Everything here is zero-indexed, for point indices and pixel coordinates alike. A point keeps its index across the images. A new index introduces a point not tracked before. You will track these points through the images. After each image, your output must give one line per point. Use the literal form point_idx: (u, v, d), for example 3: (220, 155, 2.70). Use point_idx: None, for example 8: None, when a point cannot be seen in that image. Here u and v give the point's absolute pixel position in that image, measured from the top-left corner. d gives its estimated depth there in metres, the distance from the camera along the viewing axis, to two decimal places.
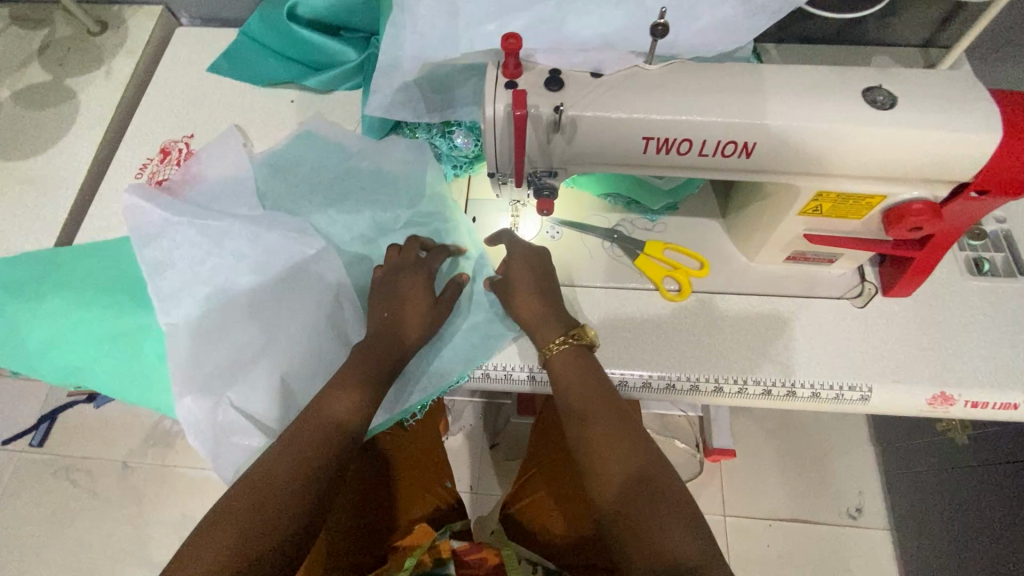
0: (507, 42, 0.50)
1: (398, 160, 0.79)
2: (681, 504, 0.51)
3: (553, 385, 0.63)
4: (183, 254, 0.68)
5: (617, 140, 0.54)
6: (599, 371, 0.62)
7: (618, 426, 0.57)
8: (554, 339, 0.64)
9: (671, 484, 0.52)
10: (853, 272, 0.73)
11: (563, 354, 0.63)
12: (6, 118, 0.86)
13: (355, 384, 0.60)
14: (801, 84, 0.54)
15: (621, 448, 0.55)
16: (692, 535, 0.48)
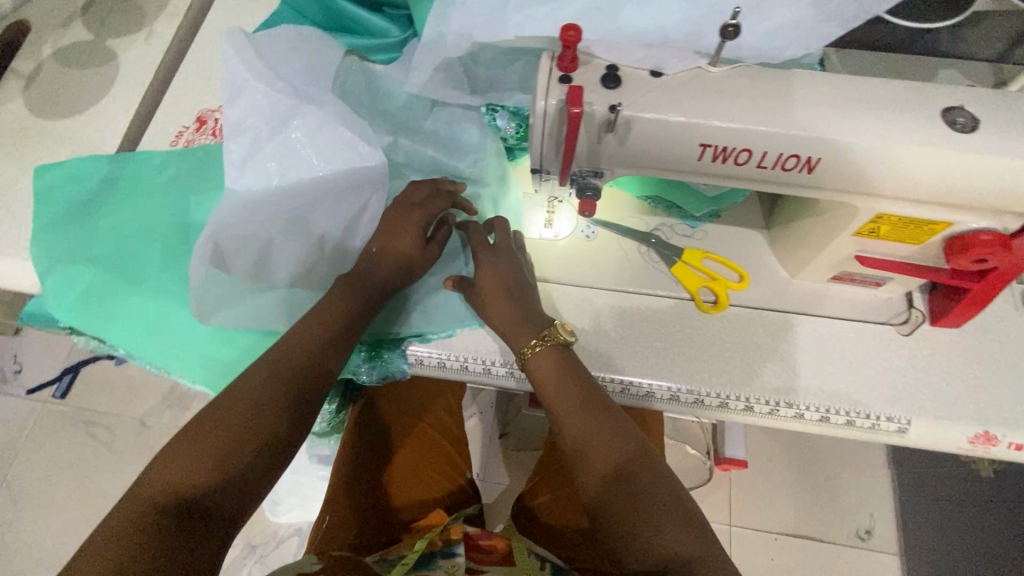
0: (566, 34, 0.48)
1: (470, 129, 0.74)
2: (677, 507, 0.52)
3: (534, 386, 0.62)
4: (256, 125, 0.66)
5: (671, 145, 0.52)
6: (577, 366, 0.61)
7: (605, 424, 0.57)
8: (529, 341, 0.62)
9: (661, 482, 0.54)
10: (900, 297, 0.69)
11: (540, 355, 0.61)
12: (48, 75, 0.86)
13: None
14: (873, 99, 0.51)
15: (607, 445, 0.56)
16: (685, 534, 0.50)
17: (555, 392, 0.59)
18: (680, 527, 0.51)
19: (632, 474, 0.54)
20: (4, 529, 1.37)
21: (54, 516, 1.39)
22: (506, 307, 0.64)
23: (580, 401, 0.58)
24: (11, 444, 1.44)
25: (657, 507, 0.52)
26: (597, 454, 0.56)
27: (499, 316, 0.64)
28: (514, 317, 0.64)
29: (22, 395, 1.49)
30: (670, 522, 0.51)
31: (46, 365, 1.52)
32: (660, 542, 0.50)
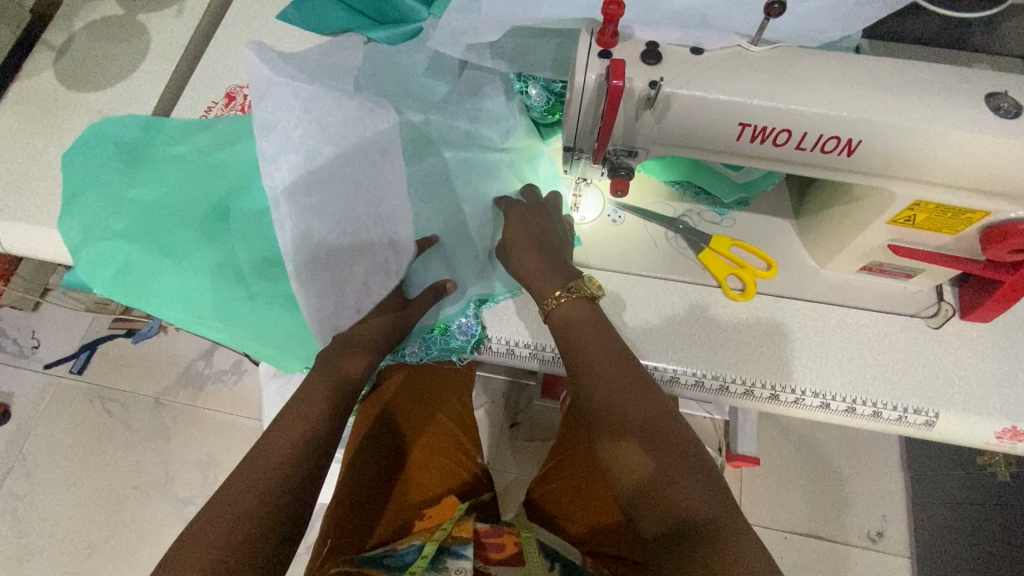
0: (608, 8, 0.48)
1: (498, 101, 0.74)
2: (695, 463, 0.51)
3: (558, 337, 0.62)
4: (295, 128, 0.59)
5: (710, 124, 0.51)
6: (603, 321, 0.62)
7: (629, 376, 0.57)
8: (555, 292, 0.63)
9: (681, 438, 0.53)
10: (930, 290, 0.69)
11: (567, 303, 0.62)
12: (80, 48, 0.87)
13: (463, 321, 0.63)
14: (917, 83, 0.50)
15: (629, 395, 0.56)
16: (703, 490, 0.50)
17: (580, 341, 0.60)
18: (696, 485, 0.50)
19: (650, 428, 0.54)
20: (20, 501, 1.39)
21: (70, 489, 1.41)
22: (534, 258, 0.65)
23: (604, 351, 0.59)
24: (29, 418, 1.46)
25: (675, 462, 0.51)
26: (615, 405, 0.56)
27: (527, 268, 0.65)
28: (542, 269, 0.64)
29: (40, 370, 1.51)
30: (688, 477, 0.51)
31: (64, 341, 1.54)
32: (677, 498, 0.49)
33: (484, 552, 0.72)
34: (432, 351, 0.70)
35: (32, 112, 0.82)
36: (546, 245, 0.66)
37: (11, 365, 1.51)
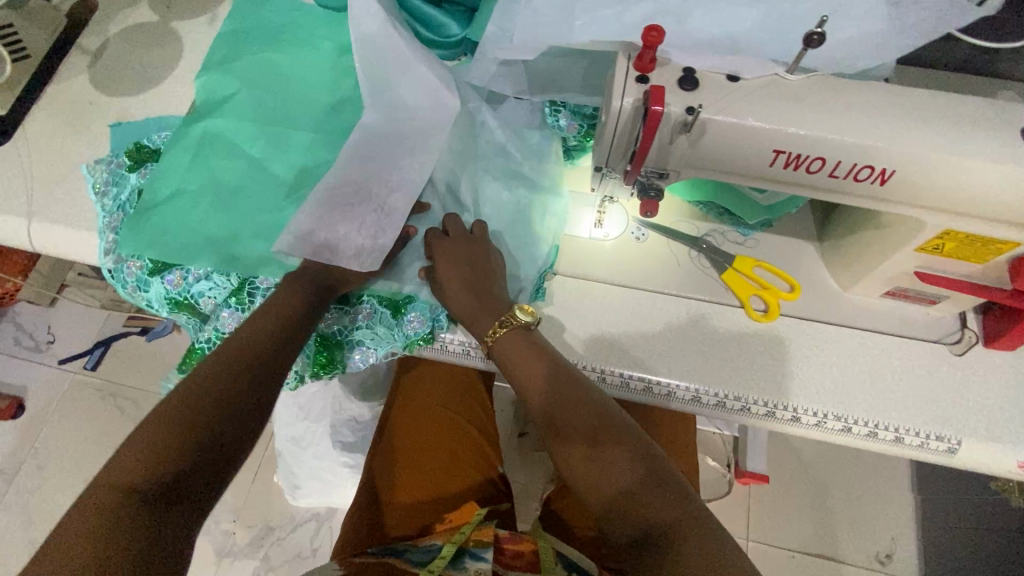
0: (648, 34, 0.49)
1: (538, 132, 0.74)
2: (647, 471, 0.54)
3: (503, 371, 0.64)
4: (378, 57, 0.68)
5: (746, 150, 0.52)
6: (541, 348, 0.63)
7: (570, 401, 0.59)
8: (491, 328, 0.64)
9: (631, 448, 0.56)
10: (953, 318, 0.69)
11: (503, 338, 0.63)
12: (115, 53, 0.88)
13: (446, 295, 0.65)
14: (951, 116, 0.51)
15: (573, 421, 0.58)
16: (660, 495, 0.53)
17: (523, 376, 0.62)
18: (657, 493, 0.53)
19: (599, 446, 0.56)
20: (30, 495, 1.40)
21: (79, 485, 1.41)
22: (466, 297, 0.64)
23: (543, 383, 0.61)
24: (43, 412, 1.48)
25: (636, 477, 0.54)
26: (568, 429, 0.58)
27: (460, 307, 0.64)
28: (474, 307, 0.64)
29: (55, 365, 1.52)
30: (652, 490, 0.53)
31: (80, 337, 1.55)
32: (640, 508, 0.53)
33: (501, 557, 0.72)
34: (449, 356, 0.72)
35: (67, 115, 0.84)
36: (474, 270, 0.65)
37: (26, 359, 1.53)
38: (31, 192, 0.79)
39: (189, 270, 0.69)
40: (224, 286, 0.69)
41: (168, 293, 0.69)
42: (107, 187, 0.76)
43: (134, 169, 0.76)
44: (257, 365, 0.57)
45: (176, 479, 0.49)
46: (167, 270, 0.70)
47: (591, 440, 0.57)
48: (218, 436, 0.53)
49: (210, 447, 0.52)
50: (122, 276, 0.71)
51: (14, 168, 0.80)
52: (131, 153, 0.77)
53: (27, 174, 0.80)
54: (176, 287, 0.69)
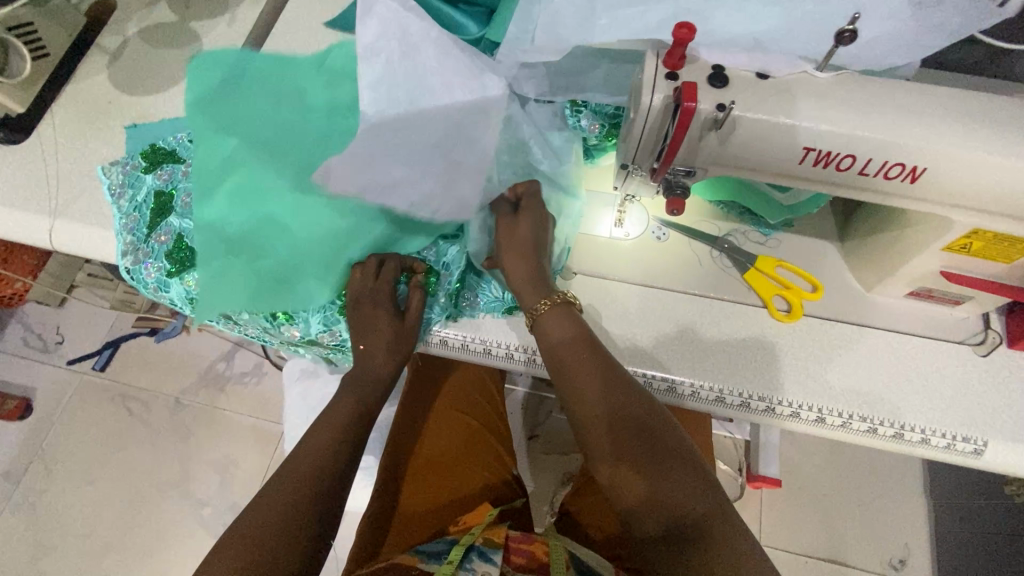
0: (678, 32, 0.49)
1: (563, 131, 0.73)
2: (685, 464, 0.55)
3: (544, 341, 0.63)
4: (396, 46, 0.64)
5: (776, 147, 0.52)
6: (585, 327, 0.63)
7: (616, 380, 0.59)
8: (543, 298, 0.64)
9: (672, 439, 0.57)
10: (976, 318, 0.69)
11: (551, 313, 0.63)
12: (133, 53, 0.89)
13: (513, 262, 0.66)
14: (980, 113, 0.51)
15: (616, 397, 0.58)
16: (697, 490, 0.54)
17: (567, 352, 0.61)
18: (696, 488, 0.54)
19: (639, 428, 0.56)
20: (37, 496, 1.40)
21: (87, 487, 1.41)
22: (522, 264, 0.65)
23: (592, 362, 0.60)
24: (50, 413, 1.47)
25: (673, 466, 0.54)
26: (610, 410, 0.58)
27: (516, 273, 0.65)
28: (529, 279, 0.65)
29: (63, 367, 1.52)
30: (685, 479, 0.54)
31: (88, 339, 1.55)
32: (676, 497, 0.53)
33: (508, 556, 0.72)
34: (471, 353, 0.72)
35: (86, 114, 0.84)
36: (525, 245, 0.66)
37: (34, 360, 1.52)
38: (50, 190, 0.79)
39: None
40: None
41: (194, 292, 0.70)
42: (122, 188, 0.75)
43: (150, 170, 0.75)
44: (320, 477, 0.60)
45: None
46: (187, 271, 0.70)
47: (631, 424, 0.56)
48: (291, 534, 0.55)
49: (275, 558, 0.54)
50: (141, 277, 0.71)
51: (34, 167, 0.80)
52: (147, 155, 0.76)
53: (48, 172, 0.80)
54: (196, 289, 0.70)
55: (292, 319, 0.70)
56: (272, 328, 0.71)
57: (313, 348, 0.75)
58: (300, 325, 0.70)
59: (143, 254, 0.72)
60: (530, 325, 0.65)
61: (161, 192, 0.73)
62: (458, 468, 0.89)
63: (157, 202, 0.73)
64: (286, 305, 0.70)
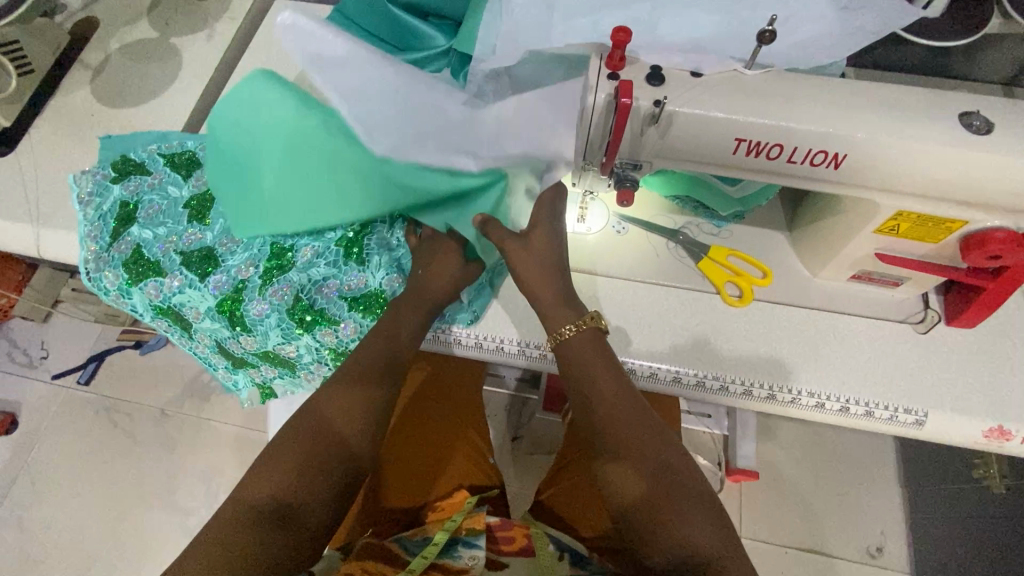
0: (616, 36, 0.54)
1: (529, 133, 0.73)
2: (700, 501, 0.55)
3: (567, 368, 0.63)
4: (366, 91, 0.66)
5: (709, 138, 0.57)
6: (612, 356, 0.63)
7: (641, 414, 0.60)
8: (567, 325, 0.64)
9: (689, 475, 0.57)
10: (916, 298, 0.73)
11: (578, 339, 0.63)
12: (116, 68, 0.92)
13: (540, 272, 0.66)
14: (895, 103, 0.56)
15: (644, 431, 0.58)
16: (711, 528, 0.54)
17: (595, 382, 0.61)
18: (713, 529, 0.54)
19: (661, 465, 0.57)
20: (22, 511, 1.39)
21: (72, 499, 1.41)
22: (545, 284, 0.65)
23: (621, 390, 0.60)
24: (35, 428, 1.47)
25: (690, 506, 0.55)
26: (633, 446, 0.58)
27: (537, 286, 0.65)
28: (554, 302, 0.65)
29: (48, 381, 1.53)
30: (700, 517, 0.54)
31: (72, 352, 1.55)
32: (689, 536, 0.53)
33: (495, 545, 0.73)
34: (441, 344, 0.75)
35: (69, 127, 0.87)
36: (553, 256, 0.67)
37: (19, 375, 1.53)
38: (34, 200, 0.82)
39: (164, 283, 0.72)
40: (202, 299, 0.72)
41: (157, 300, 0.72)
42: (91, 197, 0.76)
43: (117, 181, 0.76)
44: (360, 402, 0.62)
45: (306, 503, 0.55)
46: (147, 281, 0.72)
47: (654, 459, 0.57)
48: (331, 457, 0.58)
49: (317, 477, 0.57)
50: (102, 285, 0.74)
51: (18, 178, 0.83)
52: (117, 165, 0.77)
53: (33, 183, 0.83)
54: (157, 297, 0.73)
55: (250, 331, 0.72)
56: (232, 336, 0.74)
57: (265, 362, 0.77)
58: (257, 336, 0.72)
59: (104, 261, 0.74)
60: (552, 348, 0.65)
61: (126, 203, 0.74)
62: (438, 463, 0.90)
63: (121, 212, 0.74)
64: (243, 318, 0.71)
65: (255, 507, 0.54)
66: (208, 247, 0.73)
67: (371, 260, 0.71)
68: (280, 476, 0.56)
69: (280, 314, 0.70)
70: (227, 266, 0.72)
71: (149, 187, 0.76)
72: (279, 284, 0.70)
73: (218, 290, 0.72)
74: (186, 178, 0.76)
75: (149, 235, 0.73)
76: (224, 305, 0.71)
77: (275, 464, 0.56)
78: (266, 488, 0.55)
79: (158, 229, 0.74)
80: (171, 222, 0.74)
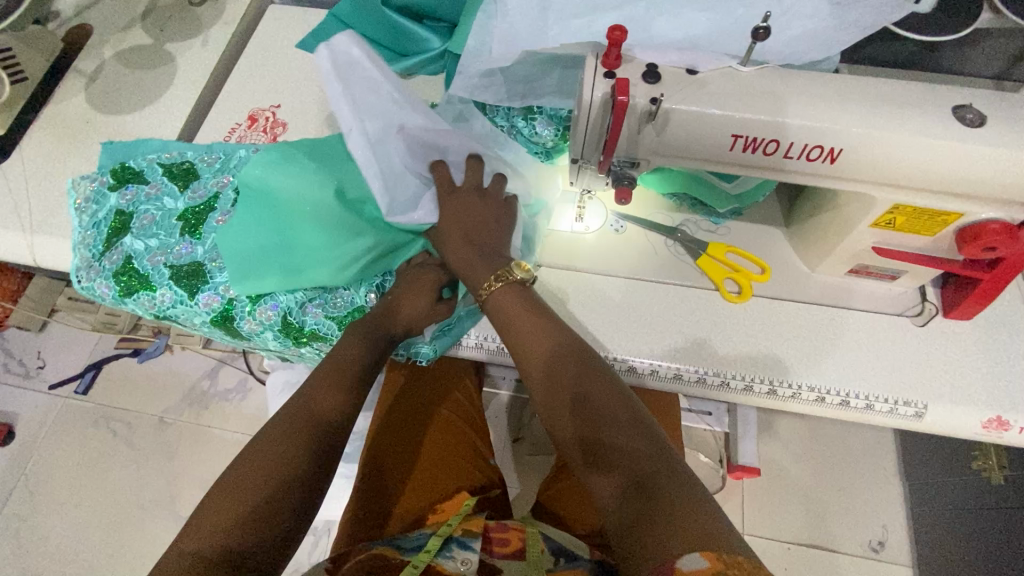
0: (613, 34, 0.54)
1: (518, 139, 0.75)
2: (634, 424, 0.53)
3: (496, 321, 0.64)
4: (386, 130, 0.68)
5: (706, 135, 0.57)
6: (537, 302, 0.64)
7: (566, 353, 0.59)
8: (489, 280, 0.65)
9: (615, 394, 0.55)
10: (913, 291, 0.73)
11: (500, 290, 0.64)
12: (110, 75, 0.92)
13: (467, 241, 0.68)
14: (890, 98, 0.56)
15: (568, 366, 0.58)
16: (642, 445, 0.51)
17: (519, 328, 0.62)
18: (645, 446, 0.51)
19: (585, 395, 0.55)
20: (20, 523, 1.38)
21: (71, 509, 1.40)
22: (466, 249, 0.68)
23: (550, 336, 0.60)
24: (33, 438, 1.46)
25: (618, 425, 0.53)
26: (561, 384, 0.57)
27: (460, 257, 0.68)
28: (472, 260, 0.67)
29: (45, 390, 1.52)
30: (631, 437, 0.52)
31: (69, 362, 1.55)
32: (619, 455, 0.51)
33: (489, 546, 0.73)
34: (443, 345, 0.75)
35: (64, 134, 0.87)
36: (478, 227, 0.69)
37: (17, 385, 1.52)
38: (30, 208, 0.81)
39: (156, 297, 0.71)
40: (195, 314, 0.72)
41: (148, 311, 0.73)
42: (87, 203, 0.76)
43: (115, 188, 0.75)
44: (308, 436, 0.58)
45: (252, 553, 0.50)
46: (138, 293, 0.72)
47: (579, 389, 0.56)
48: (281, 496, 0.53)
49: (265, 517, 0.51)
50: (95, 293, 0.73)
51: (13, 186, 0.83)
52: (116, 172, 0.76)
53: (28, 192, 0.82)
54: (152, 308, 0.72)
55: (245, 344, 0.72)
56: None
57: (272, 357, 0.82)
58: None
59: (95, 271, 0.72)
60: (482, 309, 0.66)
61: (122, 212, 0.74)
62: (435, 467, 0.89)
63: (117, 221, 0.74)
64: (237, 331, 0.72)
65: (199, 555, 0.48)
66: (197, 262, 0.71)
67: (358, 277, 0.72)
68: (222, 522, 0.50)
69: (273, 331, 0.71)
70: (215, 284, 0.71)
71: (145, 197, 0.75)
72: (267, 304, 0.70)
73: (209, 308, 0.71)
74: (183, 189, 0.76)
75: (141, 246, 0.72)
76: (219, 321, 0.71)
77: (210, 518, 0.51)
78: (211, 534, 0.49)
79: (150, 240, 0.73)
80: (163, 235, 0.73)
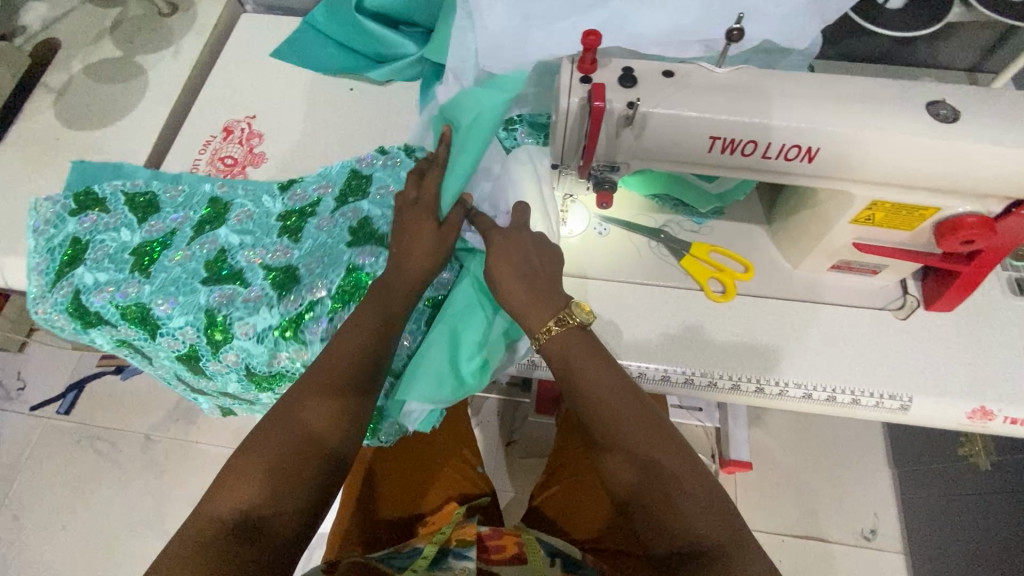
0: (586, 38, 0.54)
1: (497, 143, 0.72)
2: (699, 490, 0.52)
3: (555, 371, 0.59)
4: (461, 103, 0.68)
5: (684, 137, 0.57)
6: (598, 348, 0.59)
7: (630, 410, 0.55)
8: (547, 323, 0.59)
9: (678, 459, 0.53)
10: (895, 285, 0.74)
11: (557, 338, 0.58)
12: (79, 89, 0.90)
13: (516, 271, 0.61)
14: (864, 95, 0.56)
15: (631, 427, 0.54)
16: (708, 516, 0.51)
17: (580, 381, 0.57)
18: (715, 516, 0.51)
19: (650, 460, 0.53)
20: (4, 548, 1.35)
21: (56, 531, 1.37)
22: (517, 283, 0.60)
23: (610, 381, 0.57)
24: (14, 461, 1.43)
25: (686, 495, 0.52)
26: (625, 447, 0.54)
27: (512, 290, 0.61)
28: (527, 300, 0.60)
29: (25, 412, 1.48)
30: (699, 507, 0.51)
31: (50, 382, 1.51)
32: (687, 526, 0.51)
33: (484, 553, 0.72)
34: None
35: (33, 152, 0.85)
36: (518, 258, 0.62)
37: None
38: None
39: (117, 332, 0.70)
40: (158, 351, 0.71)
41: (111, 338, 0.72)
42: (47, 224, 0.74)
43: (74, 214, 0.74)
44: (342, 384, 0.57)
45: (290, 517, 0.50)
46: (100, 326, 0.71)
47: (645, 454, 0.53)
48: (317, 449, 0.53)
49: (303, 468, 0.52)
50: (52, 323, 0.72)
51: None
52: (78, 197, 0.75)
53: None
54: (115, 338, 0.71)
55: (210, 378, 0.72)
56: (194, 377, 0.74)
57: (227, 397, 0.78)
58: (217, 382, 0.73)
59: (48, 303, 0.71)
60: (536, 351, 0.61)
61: (77, 239, 0.72)
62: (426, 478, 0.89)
63: (71, 250, 0.72)
64: (201, 369, 0.71)
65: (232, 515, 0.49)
66: (144, 304, 0.69)
67: (303, 332, 0.67)
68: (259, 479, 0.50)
69: (238, 374, 0.70)
70: (170, 330, 0.69)
71: (103, 226, 0.73)
72: (226, 353, 0.68)
73: (170, 348, 0.70)
74: (141, 222, 0.74)
75: (91, 280, 0.70)
76: (181, 359, 0.71)
77: (241, 478, 0.51)
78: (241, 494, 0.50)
79: (100, 274, 0.70)
80: (114, 270, 0.71)
